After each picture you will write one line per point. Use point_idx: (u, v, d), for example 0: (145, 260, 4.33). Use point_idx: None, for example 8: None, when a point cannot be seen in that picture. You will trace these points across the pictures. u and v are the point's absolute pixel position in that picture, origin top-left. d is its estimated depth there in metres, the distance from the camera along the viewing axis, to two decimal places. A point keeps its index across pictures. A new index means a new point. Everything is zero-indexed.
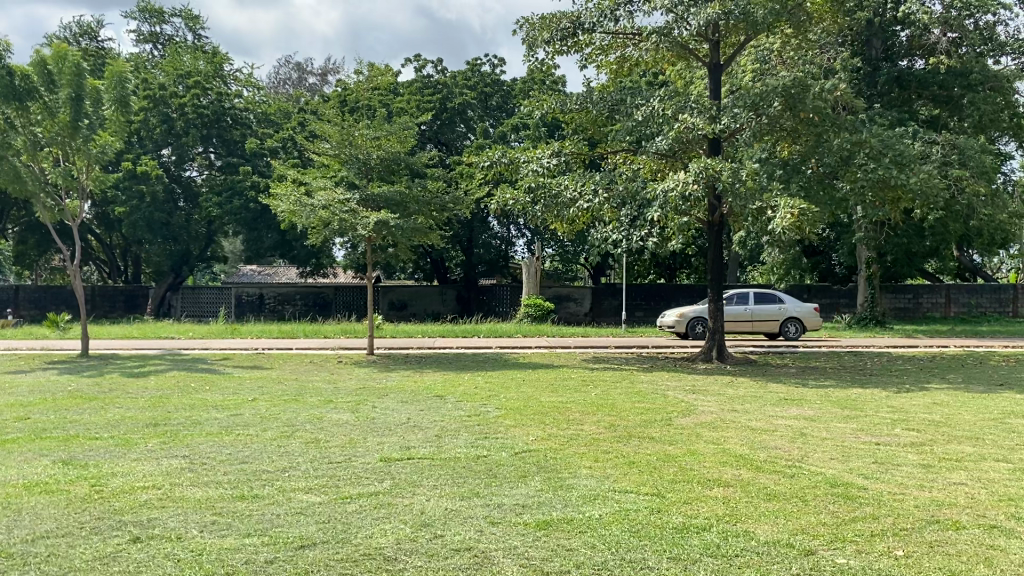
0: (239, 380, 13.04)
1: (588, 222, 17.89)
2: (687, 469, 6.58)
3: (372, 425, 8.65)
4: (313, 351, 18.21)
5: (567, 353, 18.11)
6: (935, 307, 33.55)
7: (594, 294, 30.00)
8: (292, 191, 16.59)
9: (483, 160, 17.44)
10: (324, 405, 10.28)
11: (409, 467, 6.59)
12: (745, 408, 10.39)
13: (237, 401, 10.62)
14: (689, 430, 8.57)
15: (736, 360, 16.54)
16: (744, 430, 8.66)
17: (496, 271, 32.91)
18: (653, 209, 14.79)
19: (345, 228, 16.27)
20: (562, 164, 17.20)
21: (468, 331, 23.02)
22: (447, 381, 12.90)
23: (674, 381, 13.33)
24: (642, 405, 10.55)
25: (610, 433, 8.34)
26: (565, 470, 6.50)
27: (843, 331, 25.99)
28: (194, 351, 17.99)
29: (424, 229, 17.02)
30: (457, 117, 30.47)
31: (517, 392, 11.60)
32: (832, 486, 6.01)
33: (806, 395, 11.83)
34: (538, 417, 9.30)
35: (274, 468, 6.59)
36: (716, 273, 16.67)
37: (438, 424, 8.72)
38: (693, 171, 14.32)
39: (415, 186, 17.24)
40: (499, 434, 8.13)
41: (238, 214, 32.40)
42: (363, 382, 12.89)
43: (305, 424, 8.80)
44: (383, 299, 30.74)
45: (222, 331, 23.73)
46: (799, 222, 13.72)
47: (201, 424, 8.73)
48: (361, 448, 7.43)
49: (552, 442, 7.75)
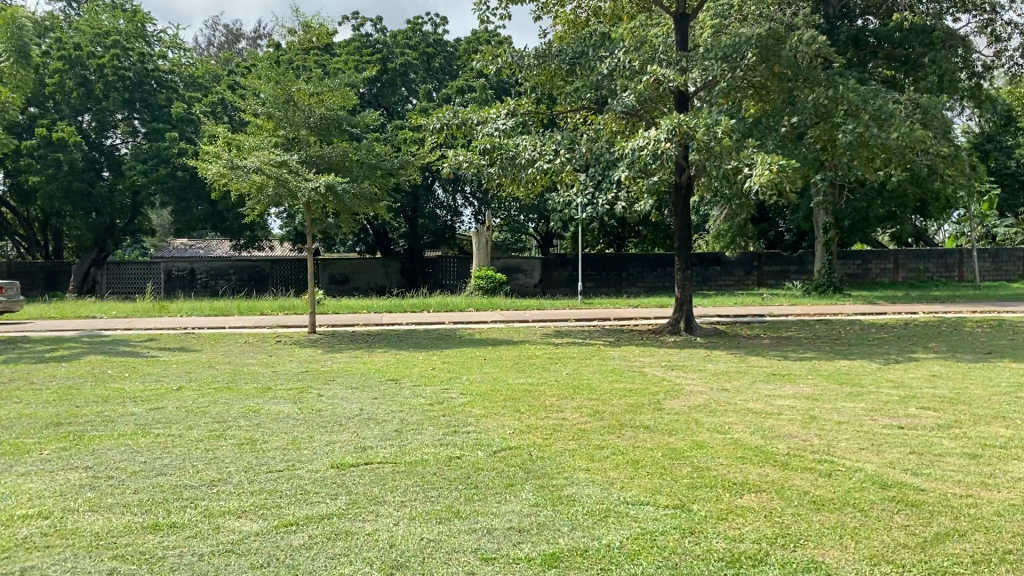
0: (165, 365, 11.60)
1: (547, 185, 16.70)
2: (703, 469, 5.50)
3: (318, 420, 7.39)
4: (248, 329, 16.74)
5: (524, 327, 16.98)
6: (883, 273, 33.30)
7: (544, 264, 28.84)
8: (221, 152, 15.00)
9: (433, 121, 16.01)
10: (262, 394, 8.97)
11: (369, 477, 5.38)
12: (735, 386, 9.39)
13: (160, 391, 9.22)
14: (686, 415, 7.51)
15: (703, 331, 15.65)
16: (747, 414, 7.66)
17: (444, 243, 32.01)
18: (621, 168, 13.62)
19: (282, 195, 14.81)
20: (519, 124, 15.90)
21: (416, 305, 21.71)
22: (400, 362, 11.64)
23: (647, 356, 12.30)
24: (621, 385, 9.50)
25: (599, 421, 7.28)
26: (559, 474, 5.37)
27: (801, 298, 25.35)
28: (117, 332, 16.34)
29: (371, 196, 15.61)
30: (399, 78, 28.97)
31: (480, 373, 10.43)
32: (885, 488, 5.00)
33: (794, 369, 10.91)
34: (511, 404, 8.15)
35: (198, 483, 5.30)
36: (684, 240, 15.66)
37: (397, 416, 7.51)
38: (664, 128, 13.11)
39: (359, 148, 15.85)
40: (471, 428, 6.95)
41: (165, 183, 30.34)
42: (306, 365, 11.57)
43: (240, 419, 7.50)
44: (323, 272, 29.00)
45: (148, 309, 22.00)
46: (777, 180, 12.72)
47: (112, 423, 7.36)
48: (308, 451, 6.17)
49: (534, 436, 6.61)
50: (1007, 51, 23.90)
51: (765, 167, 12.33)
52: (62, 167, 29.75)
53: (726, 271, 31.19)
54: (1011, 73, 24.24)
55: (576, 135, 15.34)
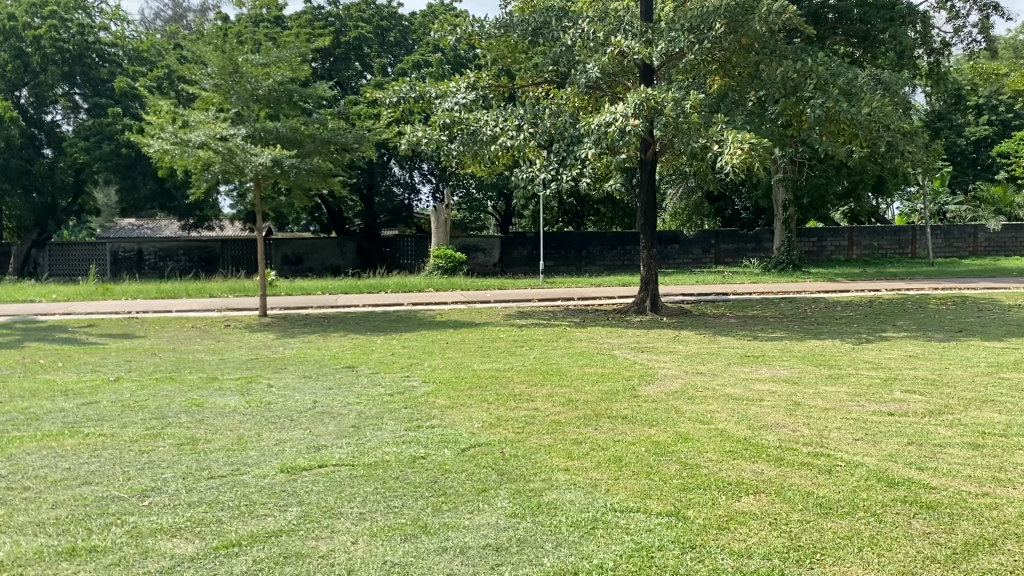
0: (104, 353, 10.82)
1: (508, 162, 16.12)
2: (694, 467, 5.02)
3: (267, 415, 6.76)
4: (195, 313, 15.92)
5: (486, 308, 16.42)
6: (839, 250, 33.37)
7: (503, 243, 28.24)
8: (164, 125, 14.11)
9: (388, 95, 15.30)
10: (207, 385, 8.30)
11: (323, 483, 4.81)
12: (710, 370, 8.97)
13: (95, 383, 8.49)
14: (665, 403, 7.03)
15: (669, 310, 15.26)
16: (728, 400, 7.22)
17: (400, 221, 31.25)
18: (587, 144, 13.07)
19: (229, 171, 13.97)
20: (479, 97, 15.25)
21: (372, 285, 21.00)
22: (356, 348, 11.00)
23: (615, 338, 11.83)
24: (592, 369, 9.00)
25: (574, 411, 6.78)
26: (535, 476, 4.86)
27: (762, 275, 25.15)
28: (53, 317, 15.38)
29: (324, 173, 14.84)
30: (352, 52, 27.98)
31: (442, 359, 9.87)
32: (892, 487, 4.57)
33: (767, 350, 10.53)
34: (478, 393, 7.61)
35: (127, 494, 4.66)
36: (649, 217, 15.20)
37: (354, 408, 6.93)
38: (631, 101, 12.58)
39: (311, 123, 15.05)
40: (436, 422, 6.39)
41: (108, 160, 29.04)
42: (256, 351, 10.89)
43: (182, 415, 6.85)
44: (274, 252, 28.02)
45: (90, 292, 20.94)
46: (749, 156, 12.30)
47: (37, 422, 6.64)
48: (254, 452, 5.56)
49: (505, 430, 6.08)
50: (966, 29, 23.72)
51: (737, 143, 11.90)
52: None
53: (685, 249, 30.86)
54: (970, 49, 24.06)
55: (539, 109, 14.73)
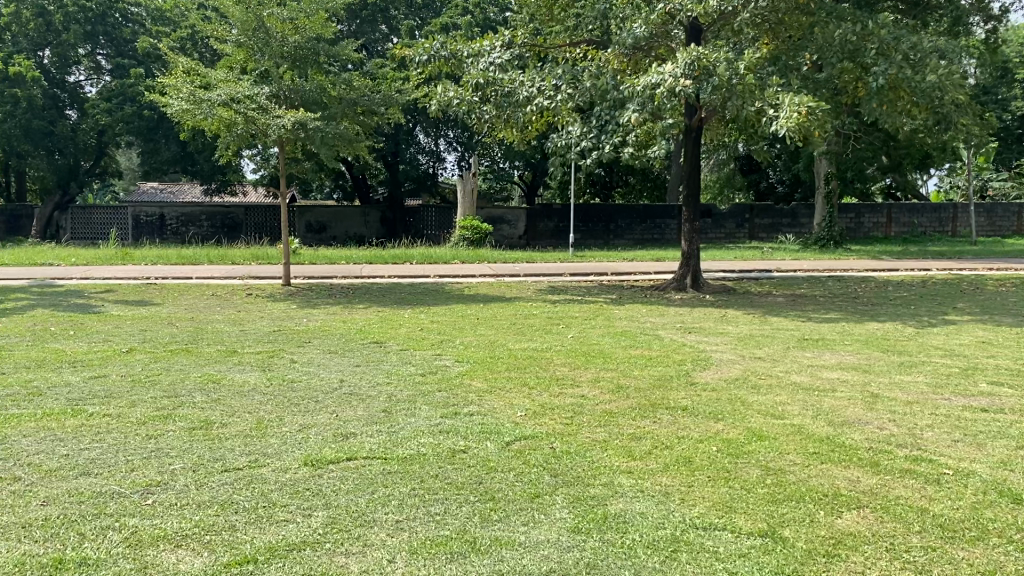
0: (118, 321, 10.28)
1: (543, 126, 15.32)
2: (779, 473, 4.36)
3: (290, 395, 6.16)
4: (216, 281, 15.38)
5: (516, 282, 15.74)
6: (876, 227, 32.23)
7: (530, 214, 27.47)
8: (183, 82, 13.47)
9: (419, 53, 14.42)
10: (226, 359, 7.72)
11: (352, 481, 4.18)
12: (767, 354, 8.27)
13: (106, 355, 7.93)
14: (727, 393, 6.36)
15: (711, 288, 14.49)
16: (795, 391, 6.52)
17: (425, 190, 30.58)
18: (630, 110, 12.27)
19: (252, 133, 13.30)
20: (515, 57, 14.42)
21: (398, 255, 20.37)
22: (384, 321, 10.39)
23: (657, 316, 11.13)
24: (640, 351, 8.32)
25: (628, 399, 6.11)
26: (595, 479, 4.20)
27: (802, 252, 24.19)
28: (72, 282, 14.91)
29: (352, 136, 14.13)
30: (378, 14, 27.21)
31: (475, 336, 9.22)
32: (1021, 505, 3.88)
33: (825, 332, 9.79)
34: (517, 375, 6.96)
35: (128, 490, 4.07)
36: (692, 188, 14.39)
37: (385, 390, 6.31)
38: (681, 62, 11.75)
39: (338, 83, 14.31)
40: (474, 408, 5.74)
41: (130, 122, 28.60)
42: (279, 322, 10.33)
43: (198, 393, 6.27)
44: (299, 220, 27.49)
45: (110, 256, 20.49)
46: (807, 123, 11.48)
47: (40, 397, 6.08)
48: (275, 441, 4.94)
49: (553, 421, 5.43)
50: None
51: (794, 109, 11.10)
52: (20, 104, 27.86)
53: (717, 225, 29.78)
54: None
55: (579, 71, 13.88)
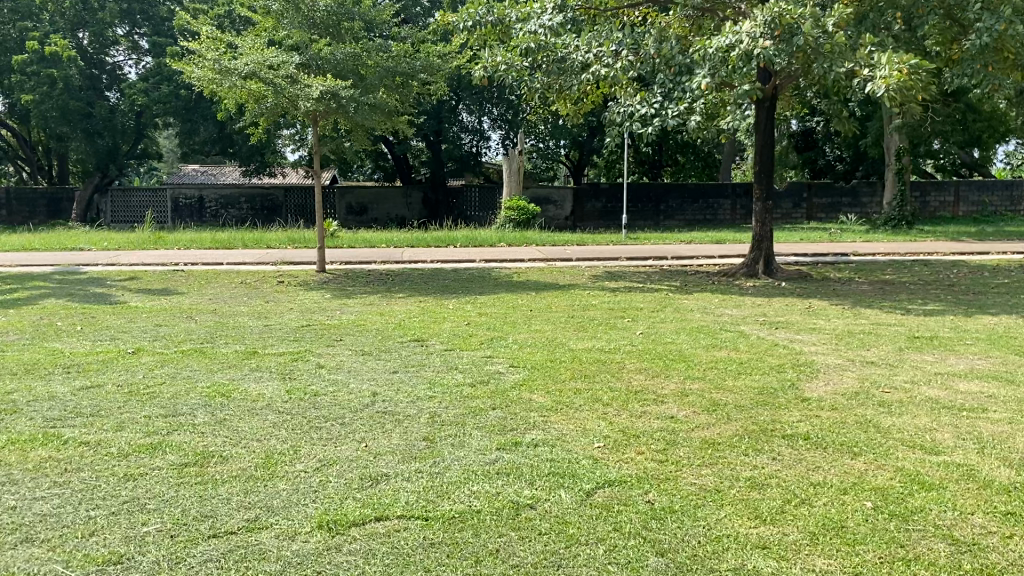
0: (133, 314, 9.26)
1: (599, 96, 13.95)
2: (981, 558, 3.10)
3: (312, 415, 5.03)
4: (248, 266, 14.39)
5: (568, 266, 14.50)
6: (943, 207, 30.22)
7: (577, 195, 26.08)
8: (208, 49, 12.41)
9: (462, 18, 13.12)
10: (245, 363, 6.63)
11: (383, 560, 3.06)
12: (878, 357, 6.95)
13: (108, 357, 6.88)
14: (853, 414, 5.10)
15: (786, 273, 13.15)
16: (935, 410, 5.23)
17: (468, 170, 29.35)
18: (699, 74, 10.87)
19: (282, 105, 12.23)
20: (568, 19, 13.03)
21: (439, 239, 19.23)
22: (426, 314, 9.24)
23: (733, 307, 9.83)
24: (726, 354, 7.04)
25: (727, 423, 4.87)
26: (722, 565, 3.02)
27: (872, 233, 22.50)
28: (96, 268, 14.01)
29: (390, 108, 12.91)
30: None
31: (530, 333, 8.03)
32: None
33: (937, 329, 8.42)
34: (586, 387, 5.76)
35: (74, 573, 2.97)
36: (766, 163, 12.94)
37: (427, 409, 5.15)
38: (761, 17, 10.28)
39: (375, 49, 13.11)
40: (539, 437, 4.55)
41: (167, 102, 27.85)
42: (310, 315, 9.24)
43: (201, 411, 5.16)
44: (340, 201, 26.51)
45: (143, 240, 19.64)
46: (908, 85, 10.10)
47: (11, 417, 5.02)
48: (287, 487, 3.81)
49: (642, 457, 4.21)
50: None
51: (894, 68, 9.71)
52: (57, 84, 27.20)
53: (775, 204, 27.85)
54: None
55: (640, 33, 12.47)
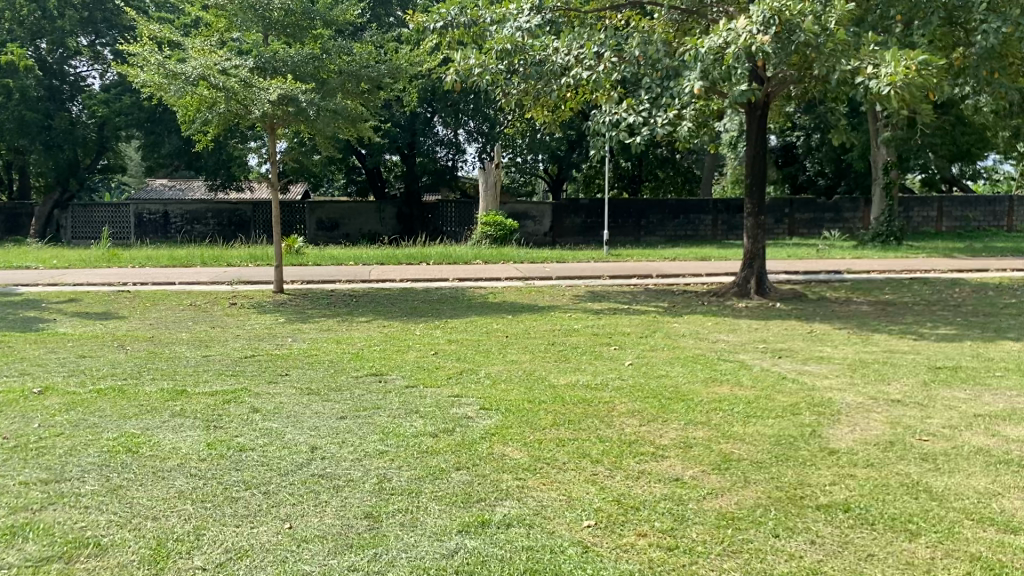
0: (56, 343, 8.19)
1: (580, 103, 13.02)
2: None
3: (230, 480, 4.04)
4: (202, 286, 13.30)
5: (548, 286, 13.55)
6: (925, 222, 29.59)
7: (556, 210, 25.20)
8: (152, 51, 11.32)
9: (433, 19, 12.08)
10: (167, 406, 5.61)
11: None
12: (903, 393, 6.04)
13: (6, 399, 5.83)
14: (895, 473, 4.19)
15: (779, 292, 12.30)
16: (991, 467, 4.31)
17: (443, 185, 28.39)
18: (689, 78, 9.99)
19: (236, 112, 11.22)
20: (547, 21, 12.06)
21: (412, 256, 18.19)
22: (390, 341, 8.25)
23: (727, 333, 8.92)
24: (727, 391, 6.12)
25: (745, 489, 3.93)
26: None
27: (860, 249, 21.77)
28: (36, 289, 12.88)
29: (353, 115, 11.90)
30: None
31: (505, 365, 7.08)
32: None
33: (956, 358, 7.55)
34: (569, 437, 4.80)
35: None
36: (758, 173, 12.08)
37: (376, 470, 4.18)
38: (756, 14, 9.43)
39: (336, 49, 12.08)
40: (512, 511, 3.60)
41: (130, 113, 26.70)
42: (258, 343, 8.23)
43: (94, 476, 4.13)
44: (310, 217, 25.49)
45: (95, 258, 18.47)
46: (910, 87, 9.33)
47: None
48: None
49: (648, 544, 3.27)
50: None
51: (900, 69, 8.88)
52: (13, 95, 25.95)
53: None
54: None
55: (624, 36, 11.60)
